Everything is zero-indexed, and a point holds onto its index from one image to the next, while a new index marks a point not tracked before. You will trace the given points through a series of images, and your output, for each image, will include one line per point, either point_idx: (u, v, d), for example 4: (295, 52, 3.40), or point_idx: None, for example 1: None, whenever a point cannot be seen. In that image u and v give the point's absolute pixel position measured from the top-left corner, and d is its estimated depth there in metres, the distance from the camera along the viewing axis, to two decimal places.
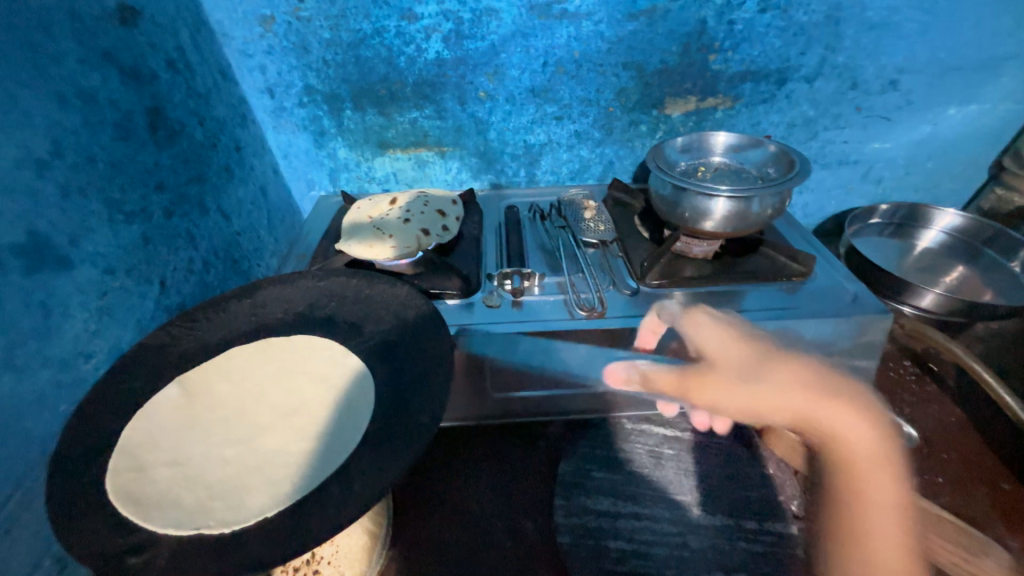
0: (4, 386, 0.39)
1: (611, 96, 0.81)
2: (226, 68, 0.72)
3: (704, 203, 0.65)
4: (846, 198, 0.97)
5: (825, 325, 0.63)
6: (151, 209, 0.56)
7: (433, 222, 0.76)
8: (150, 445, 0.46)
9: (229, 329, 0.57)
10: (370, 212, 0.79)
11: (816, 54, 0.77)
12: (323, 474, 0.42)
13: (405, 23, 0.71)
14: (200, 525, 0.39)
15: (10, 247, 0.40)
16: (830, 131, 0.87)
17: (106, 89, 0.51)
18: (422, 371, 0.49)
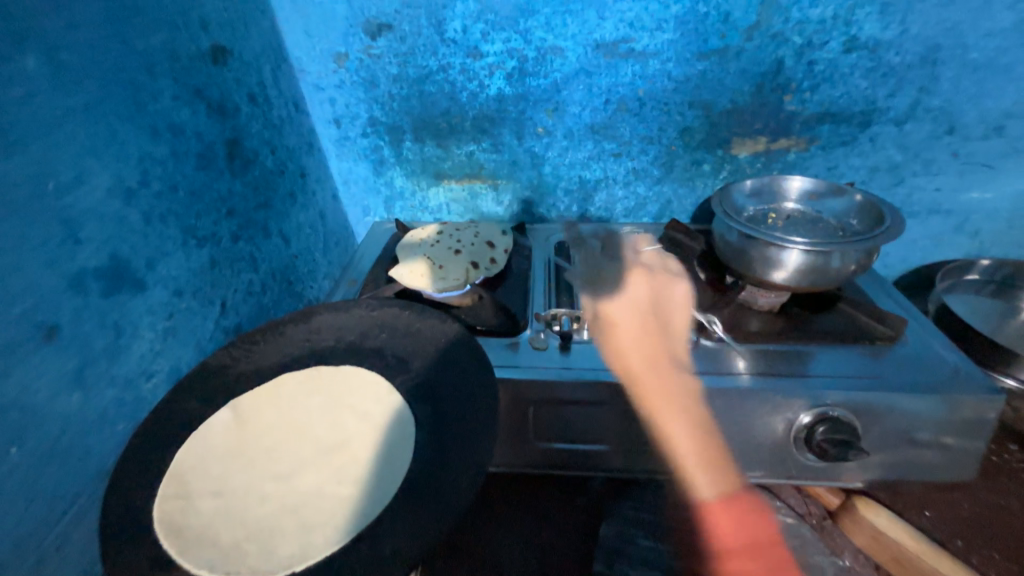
0: (72, 403, 0.41)
1: (673, 134, 0.78)
2: (300, 101, 0.77)
3: (776, 254, 0.59)
4: (936, 251, 0.87)
5: (925, 402, 0.55)
6: (221, 233, 0.59)
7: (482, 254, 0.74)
8: (199, 472, 0.47)
9: (283, 353, 0.58)
10: (420, 237, 0.79)
11: (907, 97, 0.71)
12: (353, 530, 0.42)
13: (470, 61, 0.73)
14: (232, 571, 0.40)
15: (95, 270, 0.43)
16: (919, 178, 0.79)
17: (194, 122, 0.55)
18: (467, 423, 0.47)
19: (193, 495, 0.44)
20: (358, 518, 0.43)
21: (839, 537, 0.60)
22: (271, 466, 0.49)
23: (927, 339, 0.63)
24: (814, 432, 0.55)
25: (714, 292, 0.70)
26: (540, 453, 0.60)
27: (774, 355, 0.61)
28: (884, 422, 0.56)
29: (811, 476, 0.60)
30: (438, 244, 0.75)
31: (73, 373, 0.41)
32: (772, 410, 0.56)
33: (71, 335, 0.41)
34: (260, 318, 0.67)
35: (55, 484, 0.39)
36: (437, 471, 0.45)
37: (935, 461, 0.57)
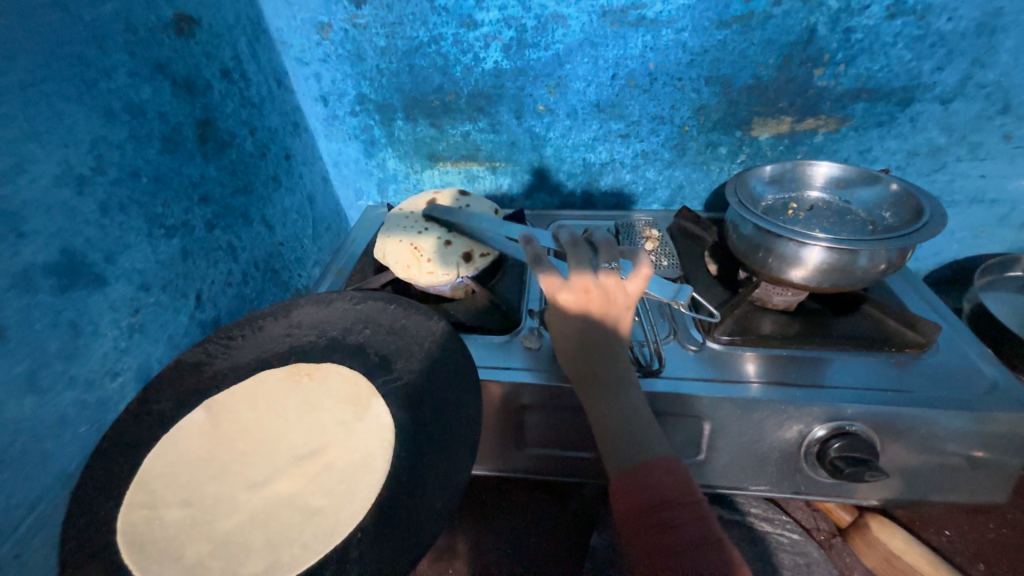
0: (25, 408, 0.39)
1: (687, 113, 0.71)
2: (283, 76, 0.71)
3: (794, 250, 0.53)
4: (975, 243, 0.79)
5: (956, 417, 0.49)
6: (193, 222, 0.56)
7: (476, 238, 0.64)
8: (167, 478, 0.45)
9: (263, 350, 0.54)
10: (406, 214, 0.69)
11: (957, 71, 0.62)
12: (316, 554, 0.41)
13: (463, 31, 0.66)
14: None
15: (43, 266, 0.40)
16: (963, 163, 0.71)
17: (156, 102, 0.50)
18: (449, 436, 0.44)
19: (161, 504, 0.44)
20: (323, 540, 0.43)
21: (849, 556, 0.60)
22: (243, 474, 0.49)
23: (960, 349, 0.57)
24: (827, 448, 0.51)
25: (726, 289, 0.65)
26: (532, 459, 0.58)
27: (785, 361, 0.56)
28: (911, 437, 0.51)
29: (821, 492, 0.56)
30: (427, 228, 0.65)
31: (24, 377, 0.39)
32: (782, 423, 0.52)
33: (19, 338, 0.38)
34: (242, 309, 0.65)
35: (11, 492, 0.38)
36: (411, 494, 0.41)
37: (959, 479, 0.52)
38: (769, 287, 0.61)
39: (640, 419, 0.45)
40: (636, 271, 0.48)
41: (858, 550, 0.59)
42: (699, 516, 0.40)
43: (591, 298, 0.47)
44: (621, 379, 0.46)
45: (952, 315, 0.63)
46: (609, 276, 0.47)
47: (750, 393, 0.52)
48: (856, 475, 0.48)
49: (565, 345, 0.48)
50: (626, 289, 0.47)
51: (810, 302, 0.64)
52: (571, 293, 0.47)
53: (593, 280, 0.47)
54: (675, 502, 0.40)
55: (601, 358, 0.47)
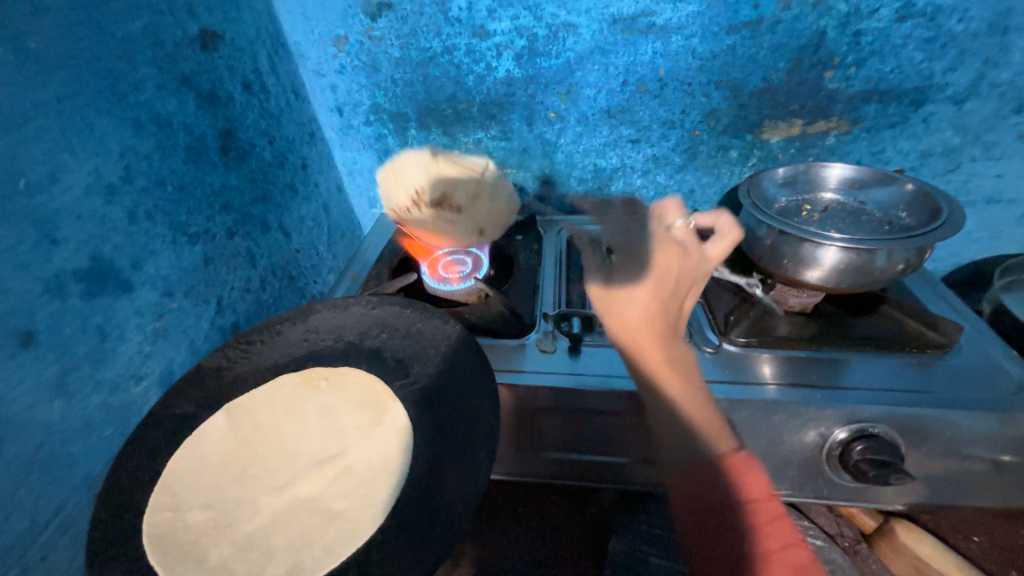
0: (54, 411, 0.40)
1: (698, 118, 0.71)
2: (300, 88, 0.73)
3: (810, 251, 0.53)
4: (993, 244, 0.78)
5: (983, 419, 0.48)
6: (215, 230, 0.57)
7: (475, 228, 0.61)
8: (189, 481, 0.46)
9: (280, 355, 0.54)
10: None
11: (970, 71, 0.62)
12: (335, 556, 0.41)
13: (476, 41, 0.67)
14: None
15: (73, 272, 0.41)
16: (978, 163, 0.70)
17: (182, 114, 0.52)
18: (468, 440, 0.44)
19: (183, 507, 0.44)
20: (344, 542, 0.43)
21: (876, 564, 0.58)
22: (264, 477, 0.49)
23: (984, 349, 0.57)
24: (850, 450, 0.50)
25: (741, 292, 0.65)
26: (548, 463, 0.58)
27: (803, 363, 0.56)
28: (934, 441, 0.50)
29: (844, 496, 0.56)
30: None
31: (53, 380, 0.40)
32: (802, 425, 0.51)
33: (50, 341, 0.39)
34: (259, 315, 0.66)
35: (38, 493, 0.39)
36: (431, 497, 0.41)
37: (986, 484, 0.52)
38: (784, 289, 0.60)
39: (700, 410, 0.47)
40: (721, 241, 0.60)
41: (885, 557, 0.58)
42: (744, 464, 0.45)
43: (673, 267, 0.59)
44: (675, 381, 0.49)
45: (974, 315, 0.63)
46: (676, 257, 0.60)
47: (768, 395, 0.51)
48: (880, 478, 0.48)
49: (632, 353, 0.53)
50: (715, 258, 0.60)
51: (827, 303, 0.63)
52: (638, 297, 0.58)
53: (675, 264, 0.60)
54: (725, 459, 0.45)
55: (663, 363, 0.51)
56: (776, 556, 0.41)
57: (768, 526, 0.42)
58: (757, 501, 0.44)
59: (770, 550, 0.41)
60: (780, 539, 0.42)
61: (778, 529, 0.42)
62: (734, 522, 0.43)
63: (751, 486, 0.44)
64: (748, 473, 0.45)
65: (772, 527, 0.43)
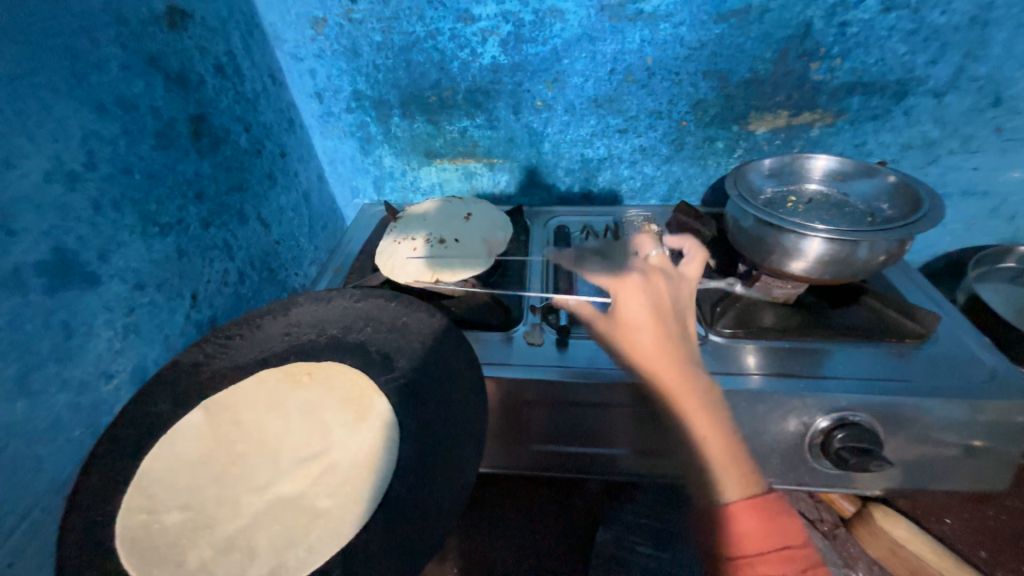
0: (17, 412, 0.38)
1: (685, 108, 0.71)
2: (277, 72, 0.70)
3: (794, 242, 0.53)
4: (967, 236, 0.80)
5: (957, 406, 0.50)
6: (188, 220, 0.55)
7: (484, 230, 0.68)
8: (165, 482, 0.45)
9: (261, 350, 0.53)
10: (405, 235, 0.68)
11: (950, 64, 0.63)
12: (321, 556, 0.40)
13: (460, 26, 0.65)
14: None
15: (34, 264, 0.39)
16: (955, 156, 0.72)
17: (149, 97, 0.49)
18: (457, 435, 0.43)
19: (160, 509, 0.43)
20: (330, 540, 0.42)
21: (853, 546, 0.60)
22: (244, 477, 0.48)
23: (959, 338, 0.58)
24: (831, 439, 0.51)
25: (726, 283, 0.65)
26: (536, 455, 0.58)
27: (787, 354, 0.56)
28: (911, 428, 0.51)
29: (826, 483, 0.57)
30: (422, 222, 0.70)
31: (15, 379, 0.38)
32: (786, 415, 0.52)
33: (9, 338, 0.37)
34: (238, 309, 0.63)
35: (3, 498, 0.37)
36: (417, 494, 0.41)
37: (957, 469, 0.54)
38: (769, 280, 0.61)
39: (718, 444, 0.43)
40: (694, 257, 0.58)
41: (862, 540, 0.60)
42: (771, 507, 0.40)
43: (662, 295, 0.52)
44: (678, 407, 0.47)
45: (950, 304, 0.64)
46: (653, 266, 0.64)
47: (752, 385, 0.52)
48: (861, 465, 0.49)
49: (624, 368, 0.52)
50: (691, 278, 0.56)
51: (809, 294, 0.64)
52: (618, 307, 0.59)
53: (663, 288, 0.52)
54: (737, 506, 0.40)
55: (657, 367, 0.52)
56: (772, 556, 0.38)
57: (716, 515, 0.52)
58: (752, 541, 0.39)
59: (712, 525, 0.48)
60: (756, 542, 0.39)
61: (781, 527, 0.39)
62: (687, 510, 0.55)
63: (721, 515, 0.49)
64: (773, 518, 0.40)
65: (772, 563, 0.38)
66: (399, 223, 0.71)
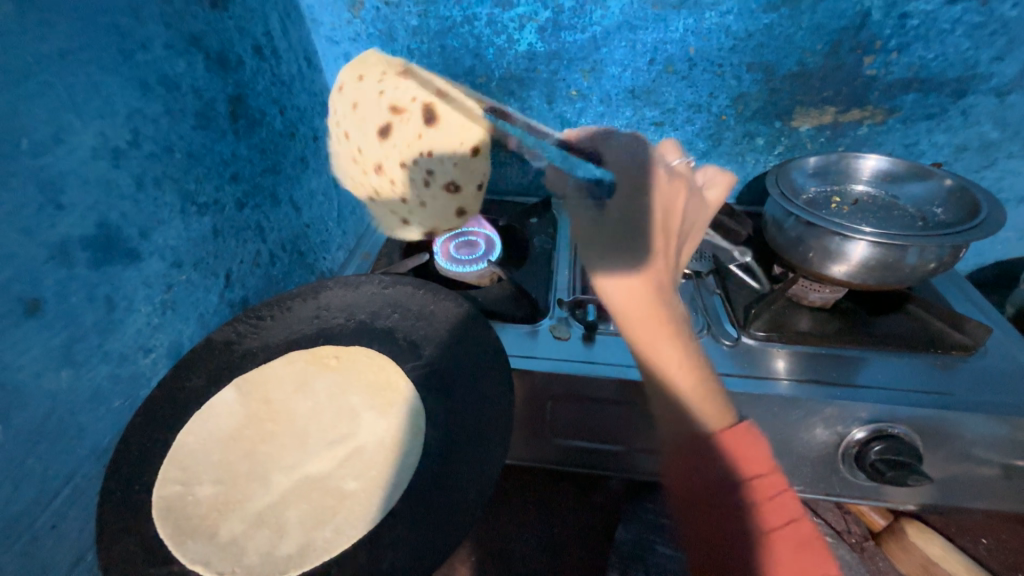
0: (63, 381, 0.39)
1: (725, 102, 0.68)
2: (313, 56, 0.70)
3: (838, 245, 0.51)
4: (1019, 245, 0.76)
5: (1004, 425, 0.47)
6: (224, 200, 0.55)
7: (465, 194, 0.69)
8: (199, 456, 0.46)
9: (290, 331, 0.53)
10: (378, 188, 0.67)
11: (1017, 61, 0.59)
12: (347, 539, 0.41)
13: (498, 11, 0.64)
14: (225, 570, 0.40)
15: (80, 239, 0.40)
16: (1014, 160, 0.68)
17: (191, 77, 0.50)
18: (485, 427, 0.42)
19: (194, 482, 0.44)
20: (356, 523, 0.42)
21: (883, 561, 0.58)
22: (273, 456, 0.49)
23: (1009, 351, 0.55)
24: (868, 450, 0.49)
25: (761, 285, 0.63)
26: (557, 449, 0.58)
27: (823, 359, 0.54)
28: (951, 444, 0.49)
29: (855, 494, 0.55)
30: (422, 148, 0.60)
31: (61, 349, 0.39)
32: (821, 423, 0.50)
33: (57, 309, 0.38)
34: (268, 290, 0.64)
35: (48, 463, 0.38)
36: (444, 483, 0.41)
37: (995, 488, 0.52)
38: (806, 283, 0.59)
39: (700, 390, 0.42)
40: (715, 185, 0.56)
41: (892, 554, 0.58)
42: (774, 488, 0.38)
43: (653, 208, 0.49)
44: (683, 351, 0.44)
45: (1000, 316, 0.61)
46: (693, 212, 0.53)
47: (784, 390, 0.50)
48: (898, 479, 0.47)
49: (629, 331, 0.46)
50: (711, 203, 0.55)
51: (847, 300, 0.62)
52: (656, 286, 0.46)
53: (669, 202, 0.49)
54: (720, 436, 0.40)
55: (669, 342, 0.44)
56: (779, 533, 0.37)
57: (766, 501, 0.38)
58: (760, 473, 0.39)
59: (771, 529, 0.37)
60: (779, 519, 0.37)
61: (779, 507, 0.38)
62: (731, 492, 0.39)
63: (749, 459, 0.39)
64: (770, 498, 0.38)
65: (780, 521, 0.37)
66: (398, 118, 0.59)
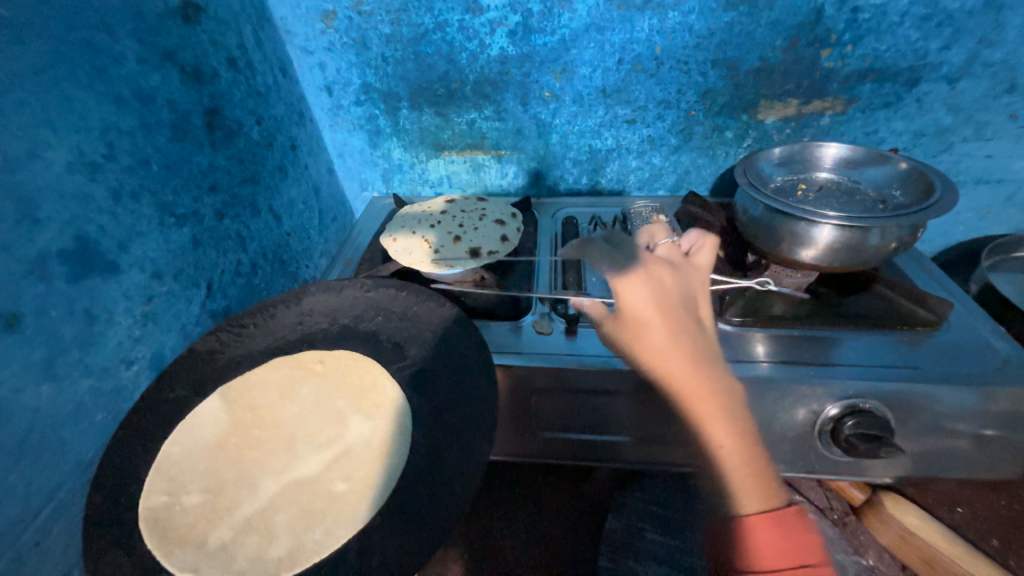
0: (43, 395, 0.39)
1: (693, 98, 0.71)
2: (287, 66, 0.71)
3: (804, 229, 0.53)
4: (979, 225, 0.80)
5: (968, 395, 0.49)
6: (203, 211, 0.56)
7: (495, 234, 0.69)
8: (185, 466, 0.46)
9: (272, 338, 0.53)
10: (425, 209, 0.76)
11: (964, 49, 0.62)
12: (337, 539, 0.42)
13: (469, 17, 0.66)
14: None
15: (58, 253, 0.40)
16: (969, 143, 0.71)
17: (165, 89, 0.50)
18: (467, 419, 0.44)
19: (182, 491, 0.45)
20: (348, 523, 0.43)
21: (864, 535, 0.62)
22: (262, 461, 0.49)
23: (973, 326, 0.57)
24: (842, 426, 0.51)
25: (735, 272, 0.65)
26: (542, 443, 0.59)
27: (796, 341, 0.56)
28: (921, 416, 0.51)
29: (834, 471, 0.57)
30: (477, 208, 0.75)
31: (40, 363, 0.39)
32: (796, 402, 0.52)
33: (35, 323, 0.38)
34: (251, 299, 0.65)
35: (31, 478, 0.38)
36: (430, 478, 0.41)
37: (966, 459, 0.53)
38: (778, 269, 0.61)
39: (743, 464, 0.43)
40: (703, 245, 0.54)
41: (872, 528, 0.60)
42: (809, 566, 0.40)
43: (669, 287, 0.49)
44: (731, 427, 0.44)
45: (964, 292, 0.63)
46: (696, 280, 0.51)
47: (760, 371, 0.52)
48: (870, 452, 0.49)
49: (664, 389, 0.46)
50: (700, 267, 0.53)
51: (819, 285, 0.64)
52: (686, 337, 0.47)
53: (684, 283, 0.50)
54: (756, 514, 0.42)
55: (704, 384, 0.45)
56: None
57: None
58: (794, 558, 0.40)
59: None
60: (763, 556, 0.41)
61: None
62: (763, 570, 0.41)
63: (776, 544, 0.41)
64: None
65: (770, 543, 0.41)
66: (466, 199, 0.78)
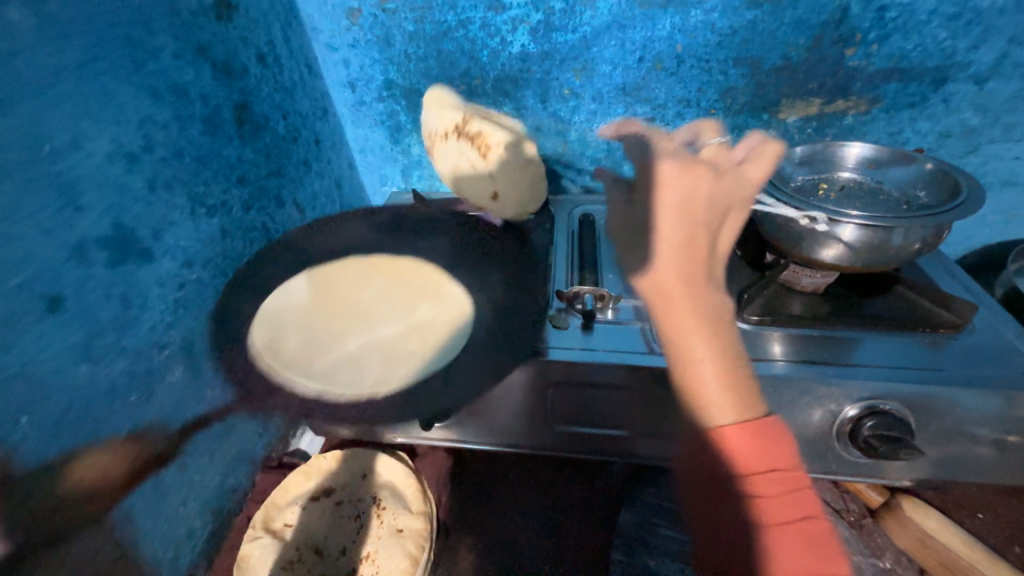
0: (82, 376, 0.41)
1: (714, 96, 0.70)
2: (312, 62, 0.73)
3: (826, 229, 0.52)
4: (1006, 229, 0.78)
5: (992, 399, 0.49)
6: (231, 203, 0.57)
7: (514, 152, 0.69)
8: (289, 314, 0.59)
9: (344, 241, 0.69)
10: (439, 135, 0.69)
11: (995, 49, 0.61)
12: (419, 373, 0.54)
13: (491, 15, 0.67)
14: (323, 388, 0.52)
15: (98, 239, 0.42)
16: (996, 145, 0.69)
17: (198, 84, 0.52)
18: (512, 306, 0.59)
19: (283, 333, 0.56)
20: (427, 365, 0.55)
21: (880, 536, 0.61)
22: (348, 318, 0.61)
23: (997, 329, 0.56)
24: (860, 426, 0.51)
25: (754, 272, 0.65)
26: (556, 436, 0.59)
27: (815, 340, 0.56)
28: (942, 419, 0.51)
29: (851, 472, 0.57)
30: None
31: (80, 345, 0.41)
32: (814, 402, 0.52)
33: (76, 306, 0.40)
34: None
35: (69, 455, 0.40)
36: (483, 346, 0.55)
37: (984, 462, 0.53)
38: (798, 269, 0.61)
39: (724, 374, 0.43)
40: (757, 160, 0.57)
41: (888, 530, 0.59)
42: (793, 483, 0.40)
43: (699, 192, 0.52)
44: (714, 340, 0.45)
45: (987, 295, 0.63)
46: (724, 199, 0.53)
47: (779, 370, 0.52)
48: (889, 453, 0.49)
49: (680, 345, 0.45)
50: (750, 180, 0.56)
51: (839, 285, 0.64)
52: (687, 250, 0.49)
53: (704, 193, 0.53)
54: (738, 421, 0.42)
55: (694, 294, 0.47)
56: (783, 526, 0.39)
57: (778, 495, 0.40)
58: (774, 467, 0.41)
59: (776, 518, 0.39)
60: (768, 461, 0.41)
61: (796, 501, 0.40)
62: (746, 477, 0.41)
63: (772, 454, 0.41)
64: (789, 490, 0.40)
65: (782, 501, 0.40)
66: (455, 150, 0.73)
